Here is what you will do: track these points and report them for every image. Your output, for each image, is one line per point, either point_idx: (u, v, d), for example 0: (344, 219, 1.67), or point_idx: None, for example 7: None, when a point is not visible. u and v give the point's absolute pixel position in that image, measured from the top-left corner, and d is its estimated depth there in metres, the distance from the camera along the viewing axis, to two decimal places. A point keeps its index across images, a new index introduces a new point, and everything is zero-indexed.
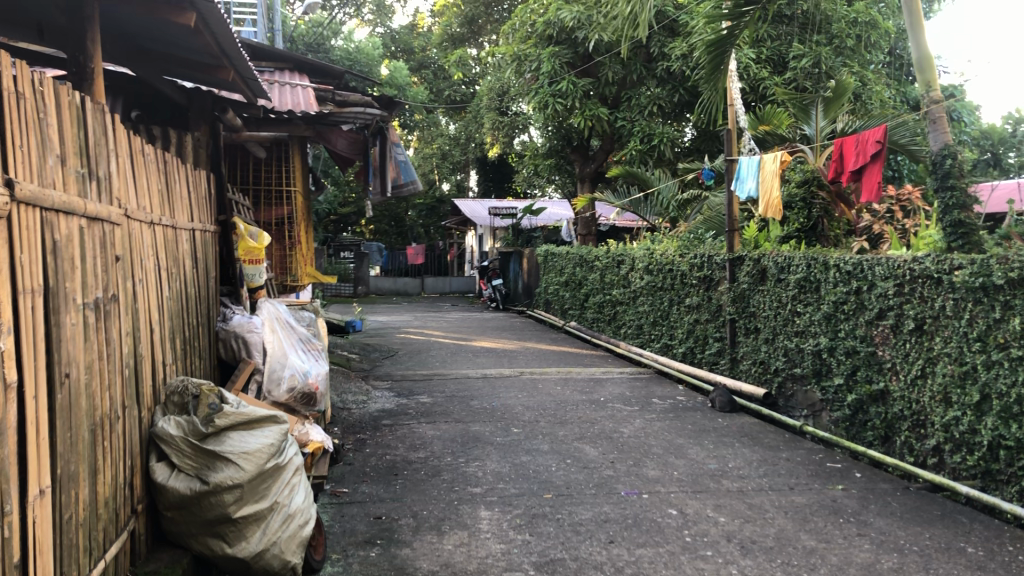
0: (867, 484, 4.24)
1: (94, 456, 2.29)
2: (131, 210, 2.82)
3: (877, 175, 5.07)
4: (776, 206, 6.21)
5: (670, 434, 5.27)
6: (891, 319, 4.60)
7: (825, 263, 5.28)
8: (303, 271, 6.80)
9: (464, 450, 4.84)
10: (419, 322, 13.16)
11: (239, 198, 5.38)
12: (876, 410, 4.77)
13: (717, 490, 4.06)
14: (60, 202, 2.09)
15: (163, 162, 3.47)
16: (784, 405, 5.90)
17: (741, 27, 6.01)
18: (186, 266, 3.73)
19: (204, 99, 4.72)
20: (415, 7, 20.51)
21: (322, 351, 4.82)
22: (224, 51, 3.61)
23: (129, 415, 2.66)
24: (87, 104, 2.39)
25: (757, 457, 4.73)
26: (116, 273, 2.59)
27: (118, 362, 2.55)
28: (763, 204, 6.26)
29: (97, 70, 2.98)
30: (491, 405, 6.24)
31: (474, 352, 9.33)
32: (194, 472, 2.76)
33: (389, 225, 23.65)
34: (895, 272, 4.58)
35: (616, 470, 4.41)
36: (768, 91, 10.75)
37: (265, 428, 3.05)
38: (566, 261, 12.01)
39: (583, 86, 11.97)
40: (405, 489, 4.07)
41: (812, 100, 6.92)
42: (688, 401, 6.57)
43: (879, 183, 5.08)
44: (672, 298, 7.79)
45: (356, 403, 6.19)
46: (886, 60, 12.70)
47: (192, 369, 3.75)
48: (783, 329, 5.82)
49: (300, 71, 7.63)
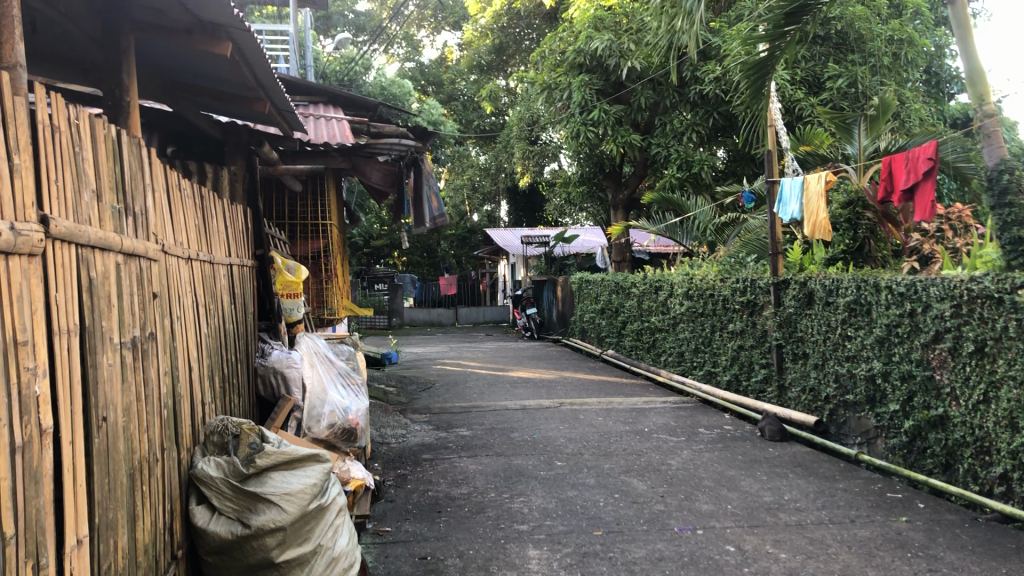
0: (933, 515, 4.03)
1: (132, 501, 2.20)
2: (168, 247, 2.76)
3: (930, 193, 4.91)
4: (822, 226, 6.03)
5: (720, 466, 5.10)
6: (949, 342, 4.41)
7: (875, 285, 5.11)
8: (340, 304, 6.75)
9: (508, 485, 4.70)
10: (455, 353, 13.05)
11: (276, 232, 5.33)
12: (936, 437, 4.56)
13: (774, 524, 3.89)
14: (96, 237, 2.02)
15: (200, 197, 3.41)
16: (837, 432, 5.70)
17: (781, 48, 5.89)
18: (224, 302, 3.66)
19: (241, 133, 4.68)
20: (444, 41, 20.61)
21: (362, 386, 4.72)
22: (260, 82, 3.56)
23: (168, 458, 2.57)
24: (123, 137, 2.33)
25: (813, 489, 4.55)
26: (154, 311, 2.52)
27: (156, 402, 2.46)
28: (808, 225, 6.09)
29: (131, 103, 2.94)
30: (533, 437, 6.10)
31: (512, 382, 9.19)
32: (235, 515, 2.67)
33: (422, 256, 23.64)
34: (951, 292, 4.40)
35: (667, 504, 4.25)
36: (804, 112, 10.56)
37: (306, 467, 2.95)
38: (602, 289, 11.87)
39: (615, 113, 11.87)
40: (449, 527, 3.94)
41: (855, 118, 6.77)
42: (736, 430, 6.39)
43: (932, 200, 4.91)
44: (714, 324, 7.63)
45: (395, 437, 6.08)
46: (923, 78, 12.48)
47: (232, 407, 3.66)
48: (833, 354, 5.64)
49: (334, 104, 7.63)
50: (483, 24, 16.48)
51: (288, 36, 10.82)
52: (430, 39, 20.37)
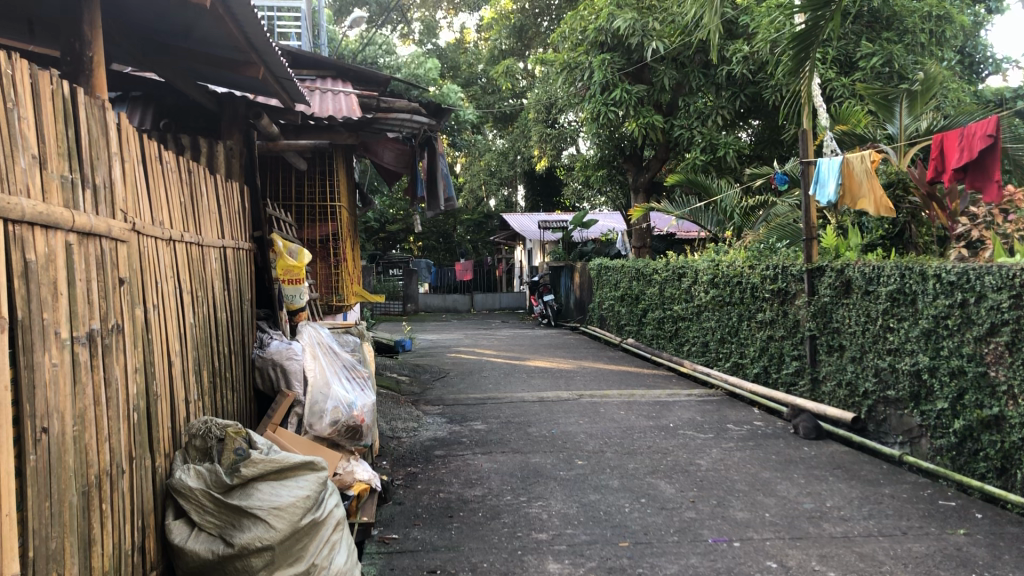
0: (994, 528, 3.64)
1: (88, 524, 1.88)
2: (142, 227, 2.43)
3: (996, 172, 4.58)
4: (885, 204, 5.81)
5: (754, 468, 4.74)
6: (1006, 336, 4.03)
7: (921, 274, 4.72)
8: (350, 291, 6.46)
9: (525, 487, 4.36)
10: (470, 340, 12.71)
11: (279, 215, 5.00)
12: (990, 439, 4.17)
13: (818, 536, 3.54)
14: (34, 213, 1.69)
15: (187, 172, 3.08)
16: (875, 430, 5.33)
17: (825, 19, 5.40)
18: (215, 289, 3.34)
19: (237, 104, 4.35)
20: (462, 23, 20.13)
21: (369, 380, 4.37)
22: (251, 41, 3.23)
23: (138, 468, 2.24)
24: (78, 97, 2.00)
25: (858, 495, 4.19)
26: (120, 298, 2.19)
27: (121, 404, 2.13)
28: (871, 207, 5.82)
29: (96, 59, 2.61)
30: (551, 432, 5.76)
31: (529, 372, 8.86)
32: (217, 532, 2.36)
33: (437, 241, 23.28)
34: (1010, 281, 4.01)
35: (699, 511, 3.90)
36: (836, 93, 10.04)
37: (300, 477, 2.61)
38: (621, 275, 11.50)
39: (637, 93, 11.40)
40: (461, 536, 3.60)
41: (896, 96, 6.37)
42: (767, 427, 6.02)
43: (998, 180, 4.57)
44: (741, 313, 7.26)
45: (406, 431, 5.75)
46: (958, 58, 11.98)
47: (224, 405, 3.35)
48: (873, 346, 5.26)
49: (344, 78, 7.28)
50: (501, 4, 16.04)
51: (301, 11, 10.45)
52: (447, 20, 19.85)
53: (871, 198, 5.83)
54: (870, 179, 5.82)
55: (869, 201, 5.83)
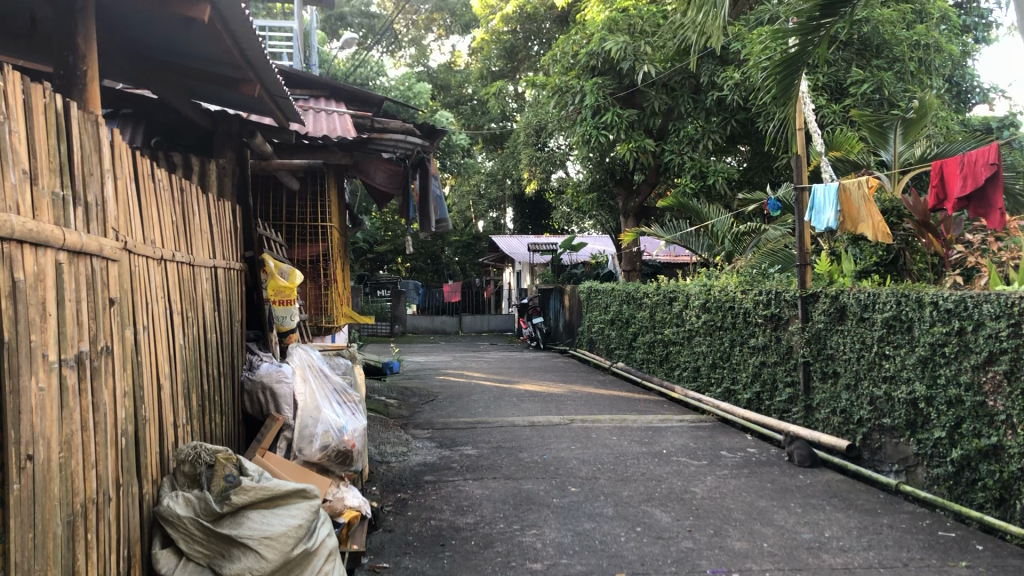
0: (995, 560, 3.59)
1: (71, 556, 1.80)
2: (134, 246, 2.36)
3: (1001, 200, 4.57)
4: (885, 230, 5.71)
5: (750, 496, 4.68)
6: (1004, 365, 3.99)
7: (918, 301, 4.69)
8: (339, 312, 6.38)
9: (518, 514, 4.28)
10: (459, 362, 12.63)
11: (270, 234, 4.92)
12: (989, 469, 4.12)
13: (818, 568, 3.47)
14: (23, 229, 1.62)
15: (179, 190, 3.01)
16: (870, 458, 5.27)
17: (813, 44, 5.36)
18: (205, 310, 3.26)
19: (231, 122, 4.29)
20: (453, 45, 20.18)
21: (360, 404, 4.28)
22: (247, 58, 3.18)
23: (124, 496, 2.15)
24: (71, 110, 1.93)
25: (855, 525, 4.13)
26: (110, 319, 2.11)
27: (109, 430, 2.05)
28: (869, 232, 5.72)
29: (89, 72, 2.54)
30: (543, 458, 5.68)
31: (519, 395, 8.77)
32: (207, 563, 2.31)
33: (425, 263, 23.22)
34: (1008, 310, 3.98)
35: (696, 541, 3.84)
36: (826, 119, 10.08)
37: (291, 505, 2.52)
38: (611, 298, 11.46)
39: (629, 117, 11.41)
40: (454, 565, 3.52)
41: (891, 122, 6.39)
42: (761, 454, 5.96)
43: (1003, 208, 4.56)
44: (733, 338, 7.22)
45: (396, 456, 5.67)
46: (947, 86, 12.08)
47: (212, 429, 3.26)
48: (868, 373, 5.21)
49: (337, 98, 7.23)
50: (492, 27, 16.08)
51: (292, 31, 10.42)
52: (438, 43, 19.90)
53: (870, 223, 5.74)
54: (867, 205, 5.75)
55: (868, 226, 5.74)
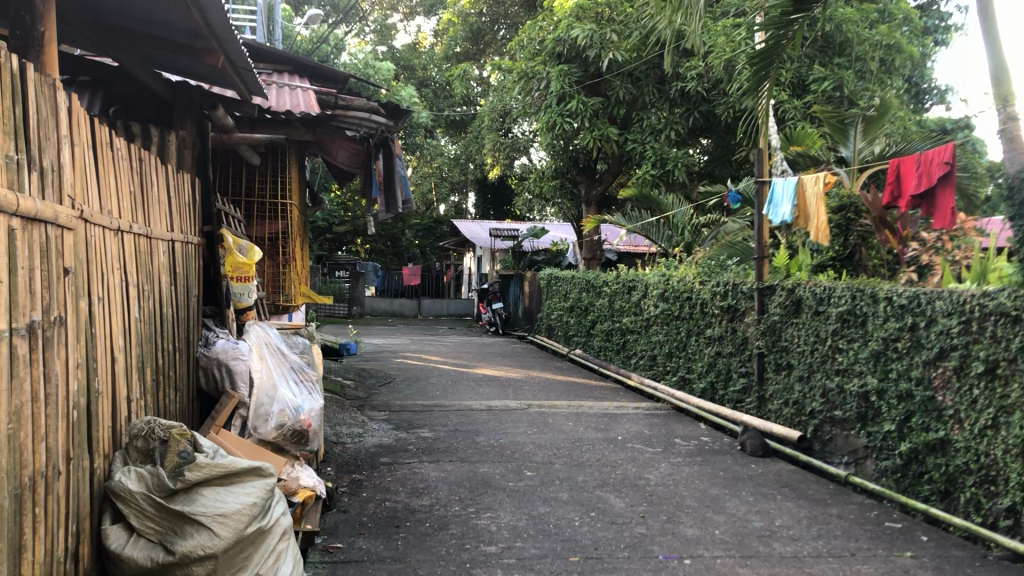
0: (938, 551, 3.67)
1: (19, 529, 1.76)
2: (90, 215, 2.31)
3: (950, 200, 4.61)
4: (824, 232, 5.71)
5: (703, 484, 4.74)
6: (954, 361, 4.08)
7: (873, 296, 4.76)
8: (297, 291, 6.32)
9: (473, 497, 4.28)
10: (417, 345, 12.59)
11: (228, 209, 4.85)
12: (935, 462, 4.21)
13: (769, 555, 3.53)
14: None
15: (138, 160, 2.94)
16: (821, 450, 5.36)
17: (786, 38, 5.37)
18: (162, 284, 3.21)
19: (192, 93, 4.22)
20: (418, 26, 20.01)
21: (317, 383, 4.25)
22: (212, 28, 3.12)
23: (75, 469, 2.11)
24: (29, 73, 1.88)
25: (805, 514, 4.19)
26: (64, 290, 2.06)
27: (61, 402, 2.00)
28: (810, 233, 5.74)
29: (47, 34, 2.47)
30: (499, 441, 5.69)
31: (477, 380, 8.78)
32: (157, 539, 2.26)
33: (385, 245, 23.07)
34: (960, 307, 4.06)
35: (649, 527, 3.87)
36: (788, 115, 10.17)
37: (245, 483, 2.50)
38: (571, 286, 11.48)
39: (593, 106, 11.38)
40: (408, 546, 3.51)
41: (852, 119, 6.46)
42: (714, 443, 6.03)
43: (952, 209, 4.61)
44: (690, 328, 7.28)
45: (352, 437, 5.63)
46: (906, 86, 12.25)
47: (166, 404, 3.21)
48: (822, 366, 5.29)
49: (302, 75, 7.12)
50: (459, 10, 15.96)
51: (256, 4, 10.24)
52: (404, 23, 19.70)
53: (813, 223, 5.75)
54: (816, 203, 5.75)
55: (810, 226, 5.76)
